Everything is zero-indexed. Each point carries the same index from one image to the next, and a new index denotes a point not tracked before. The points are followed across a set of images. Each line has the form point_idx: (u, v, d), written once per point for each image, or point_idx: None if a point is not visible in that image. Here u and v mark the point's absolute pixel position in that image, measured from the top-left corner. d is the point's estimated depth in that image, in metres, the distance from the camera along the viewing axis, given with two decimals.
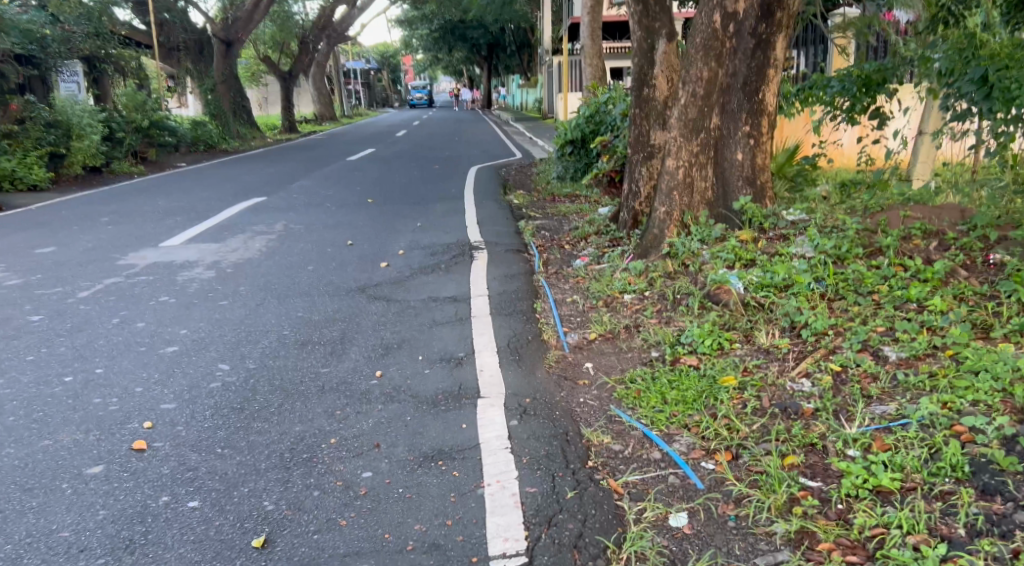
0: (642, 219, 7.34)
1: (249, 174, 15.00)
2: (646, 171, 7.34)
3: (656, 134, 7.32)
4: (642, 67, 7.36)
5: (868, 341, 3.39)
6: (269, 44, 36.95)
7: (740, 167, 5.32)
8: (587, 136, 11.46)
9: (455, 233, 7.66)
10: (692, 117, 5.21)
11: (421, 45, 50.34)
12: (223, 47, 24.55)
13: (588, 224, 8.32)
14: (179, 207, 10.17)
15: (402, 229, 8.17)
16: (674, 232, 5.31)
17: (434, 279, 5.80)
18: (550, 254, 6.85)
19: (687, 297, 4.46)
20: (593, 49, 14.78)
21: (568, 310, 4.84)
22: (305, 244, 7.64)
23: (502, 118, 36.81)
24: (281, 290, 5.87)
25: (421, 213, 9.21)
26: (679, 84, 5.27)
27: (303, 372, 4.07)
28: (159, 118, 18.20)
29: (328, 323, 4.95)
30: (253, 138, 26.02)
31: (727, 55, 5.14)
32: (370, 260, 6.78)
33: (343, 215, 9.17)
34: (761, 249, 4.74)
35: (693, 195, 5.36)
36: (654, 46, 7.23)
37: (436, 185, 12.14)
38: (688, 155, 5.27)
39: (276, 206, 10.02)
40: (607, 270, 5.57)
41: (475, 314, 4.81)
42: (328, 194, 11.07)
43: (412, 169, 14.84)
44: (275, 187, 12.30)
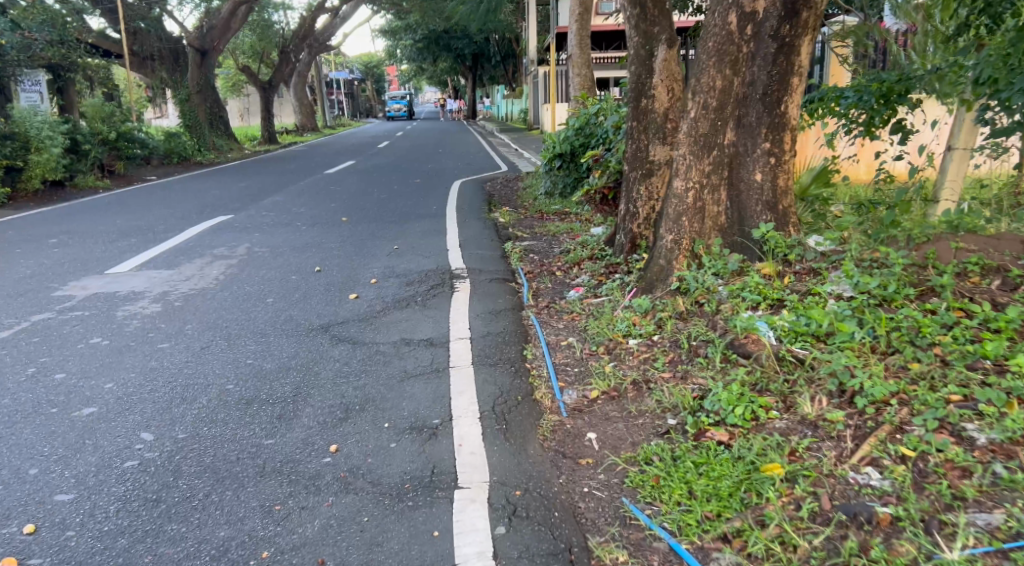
0: (641, 243, 6.64)
1: (220, 188, 14.21)
2: (645, 190, 6.67)
3: (656, 150, 6.64)
4: (640, 76, 6.71)
5: (947, 417, 2.70)
6: (249, 54, 36.13)
7: (759, 189, 4.62)
8: (576, 150, 10.81)
9: (435, 258, 6.94)
10: (703, 132, 4.57)
11: (405, 54, 49.63)
12: (199, 56, 23.71)
13: (580, 247, 7.62)
14: (136, 226, 9.37)
15: (377, 253, 7.43)
16: (683, 263, 4.66)
17: (408, 316, 5.06)
18: (540, 283, 6.13)
19: (706, 347, 3.75)
20: (582, 58, 14.16)
21: (563, 358, 4.13)
22: (269, 270, 6.89)
23: (487, 129, 36.24)
24: (233, 329, 5.12)
25: (399, 233, 8.48)
26: (688, 95, 4.64)
27: (242, 445, 3.32)
28: (128, 130, 17.34)
29: (281, 374, 4.21)
30: (230, 150, 25.20)
31: (743, 62, 4.49)
32: (339, 291, 6.04)
33: (314, 236, 8.42)
34: (790, 287, 4.06)
35: (704, 221, 4.69)
36: (653, 54, 6.63)
37: (416, 201, 11.42)
38: (699, 175, 4.63)
39: (243, 225, 9.25)
40: (606, 305, 4.88)
41: (455, 364, 4.08)
42: (301, 211, 10.32)
43: (392, 182, 14.08)
44: (245, 203, 11.53)
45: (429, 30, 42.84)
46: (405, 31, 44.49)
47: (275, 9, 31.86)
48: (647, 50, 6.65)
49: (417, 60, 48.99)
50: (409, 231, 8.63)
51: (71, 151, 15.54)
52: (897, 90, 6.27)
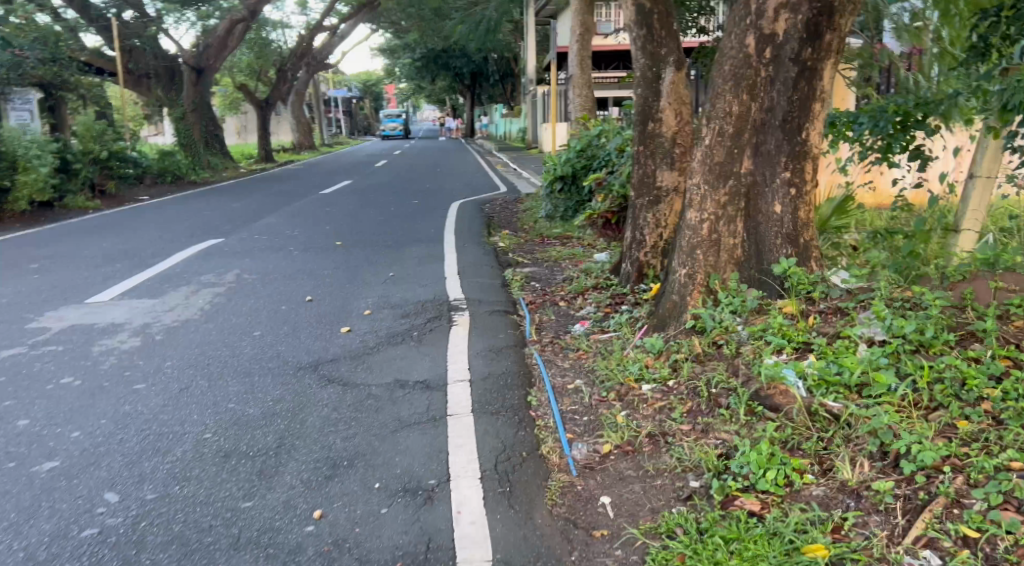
0: (648, 272, 6.41)
1: (212, 209, 13.92)
2: (652, 217, 6.40)
3: (664, 176, 6.38)
4: (647, 99, 6.44)
5: (1013, 490, 2.40)
6: (246, 72, 36.06)
7: (779, 221, 4.33)
8: (577, 172, 10.55)
9: (432, 287, 6.64)
10: (718, 160, 4.34)
11: (402, 73, 49.63)
12: (195, 74, 23.51)
13: (583, 274, 7.33)
14: (123, 251, 9.06)
15: (371, 282, 7.12)
16: (698, 299, 4.37)
17: (403, 354, 4.74)
18: (543, 316, 5.82)
19: (728, 397, 3.44)
20: (582, 78, 13.92)
21: (570, 405, 3.81)
22: (257, 300, 6.59)
23: (485, 148, 36.12)
24: (215, 366, 4.80)
25: (395, 260, 8.18)
26: (703, 121, 4.39)
27: (215, 510, 3.00)
28: (120, 149, 17.08)
29: (264, 422, 3.88)
30: (225, 168, 24.95)
31: (762, 86, 4.23)
32: (330, 323, 5.72)
33: (306, 262, 8.12)
34: (816, 329, 3.76)
35: (720, 254, 4.40)
36: (660, 76, 6.37)
37: (413, 223, 11.14)
38: (714, 206, 4.37)
39: (233, 249, 8.94)
40: (615, 343, 4.58)
41: (453, 412, 3.76)
42: (294, 234, 10.02)
43: (389, 204, 13.81)
44: (237, 225, 11.23)
45: (427, 49, 42.90)
46: (403, 50, 44.48)
47: (273, 28, 31.79)
48: (654, 73, 6.40)
49: (415, 79, 48.96)
50: (405, 257, 8.33)
51: (61, 170, 15.27)
52: (916, 115, 6.01)
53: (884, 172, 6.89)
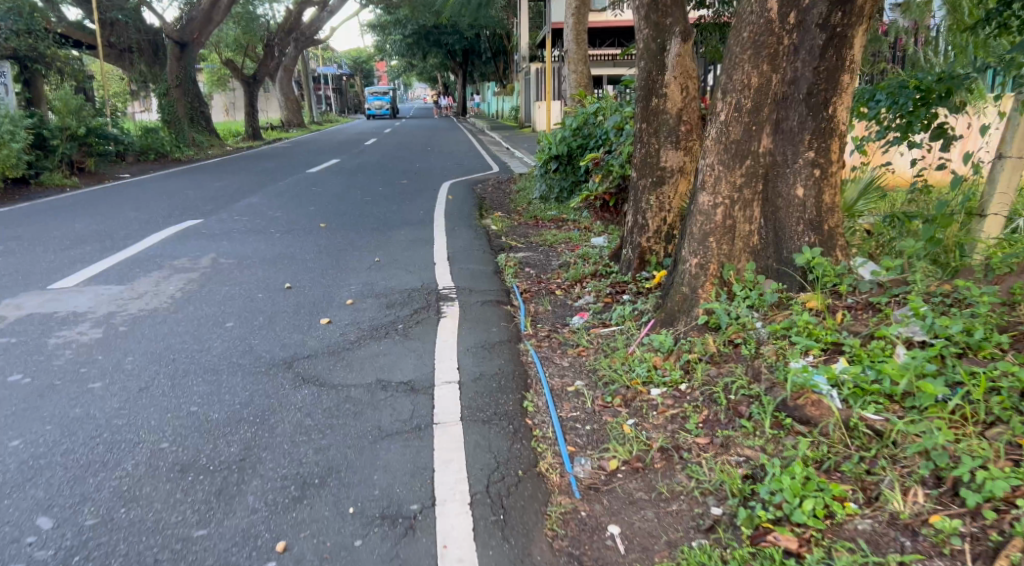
0: (650, 258, 6.02)
1: (193, 188, 13.39)
2: (655, 200, 6.00)
3: (666, 155, 5.95)
4: (650, 73, 5.99)
5: None
6: (233, 48, 35.29)
7: (801, 206, 3.92)
8: (573, 152, 10.11)
9: (420, 274, 6.23)
10: (734, 138, 3.87)
11: (393, 49, 48.79)
12: (178, 48, 22.84)
13: (580, 260, 6.94)
14: (95, 232, 8.59)
15: (355, 267, 6.69)
16: (711, 292, 3.97)
17: (386, 351, 4.33)
18: (538, 306, 5.41)
19: (749, 406, 3.05)
20: (578, 54, 13.43)
21: (571, 411, 3.41)
22: (233, 287, 6.16)
23: (478, 127, 35.60)
24: (180, 362, 4.38)
25: (382, 243, 7.75)
26: (716, 94, 3.96)
27: (164, 540, 2.61)
28: (99, 125, 16.51)
29: (229, 428, 3.48)
30: (210, 146, 24.35)
31: (784, 55, 3.78)
32: (309, 313, 5.31)
33: (287, 246, 7.69)
34: (847, 328, 3.37)
35: (734, 242, 4.00)
36: (665, 48, 5.92)
37: (402, 205, 10.71)
38: (729, 189, 3.93)
39: (211, 231, 8.48)
40: (618, 339, 4.18)
41: (439, 420, 3.35)
42: (276, 216, 9.57)
43: (376, 184, 13.33)
44: (217, 205, 10.77)
45: (418, 25, 42.20)
46: (394, 25, 43.67)
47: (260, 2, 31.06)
48: (658, 44, 5.94)
49: (406, 55, 48.16)
50: (393, 240, 7.90)
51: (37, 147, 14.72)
52: (938, 91, 5.60)
53: (890, 150, 6.49)
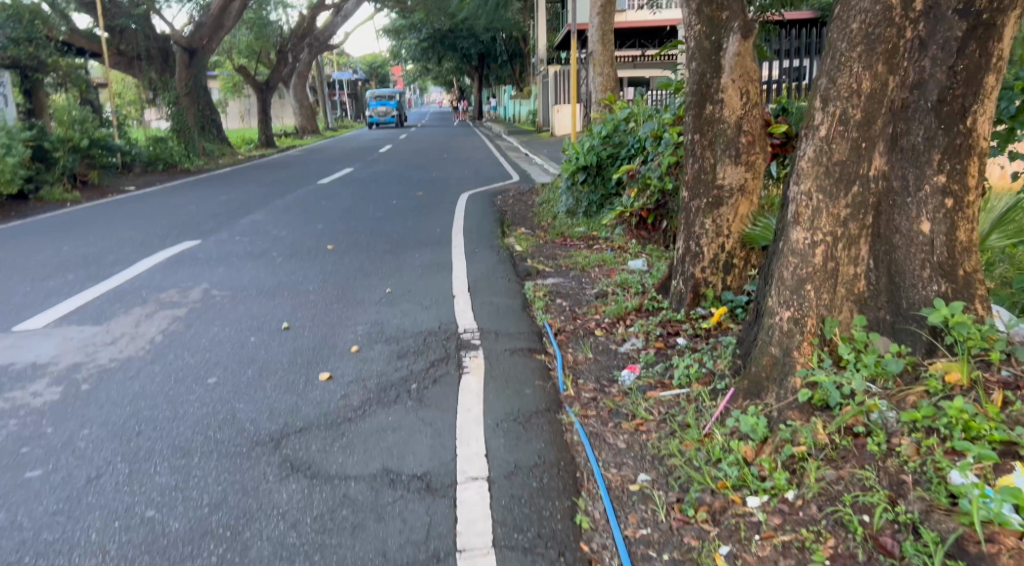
0: (706, 292, 5.16)
1: (197, 202, 12.64)
2: (711, 224, 5.16)
3: (723, 170, 5.11)
4: (704, 76, 5.19)
5: None
6: (247, 53, 34.80)
7: (928, 245, 3.04)
8: (603, 162, 9.29)
9: (437, 310, 5.44)
10: (840, 157, 3.06)
11: (409, 54, 48.04)
12: (187, 55, 22.22)
13: (619, 288, 6.14)
14: (82, 256, 7.85)
15: (364, 301, 5.88)
16: (810, 354, 3.12)
17: (396, 424, 3.50)
18: (577, 354, 4.56)
19: (897, 539, 2.24)
20: (604, 56, 12.47)
21: (639, 529, 2.58)
22: (224, 327, 5.36)
23: (495, 131, 34.95)
24: (144, 438, 3.57)
25: (394, 269, 6.94)
26: (815, 102, 3.15)
27: None
28: (103, 136, 15.87)
29: (189, 548, 2.66)
30: (221, 154, 23.73)
31: (905, 52, 2.96)
32: (308, 365, 4.50)
33: (290, 273, 6.91)
34: (1017, 418, 2.50)
35: (837, 289, 3.15)
36: (721, 46, 5.10)
37: (417, 220, 9.93)
38: (832, 223, 3.10)
39: (208, 256, 7.69)
40: (686, 412, 3.35)
41: (465, 544, 2.52)
42: (280, 235, 8.81)
43: (390, 197, 12.52)
44: (219, 222, 10.04)
45: (434, 28, 41.67)
46: (409, 29, 42.96)
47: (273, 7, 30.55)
48: (714, 42, 5.12)
49: (422, 59, 47.41)
50: (407, 265, 7.09)
51: (36, 160, 14.09)
52: None
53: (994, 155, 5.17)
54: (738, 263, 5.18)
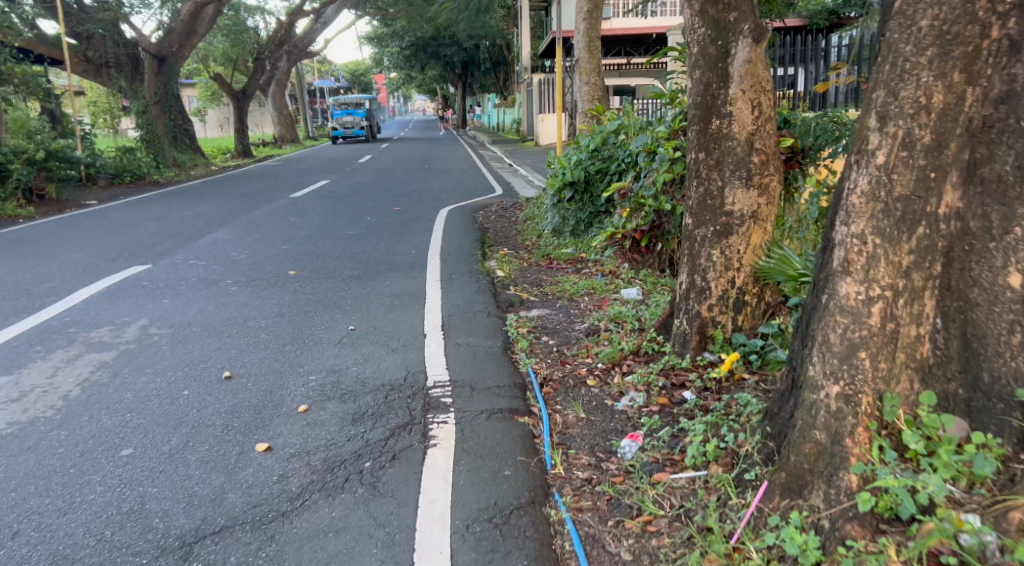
0: (714, 333, 4.49)
1: (157, 219, 11.83)
2: (720, 255, 4.49)
3: (733, 194, 4.45)
4: (710, 86, 4.56)
5: None
6: (223, 60, 34.03)
7: (1017, 303, 2.31)
8: (592, 178, 8.67)
9: (405, 355, 4.74)
10: (905, 190, 2.40)
11: (391, 61, 47.17)
12: (156, 63, 21.28)
13: (611, 323, 5.49)
14: (13, 286, 7.06)
15: (323, 342, 5.15)
16: (866, 441, 2.45)
17: (341, 524, 2.80)
18: (567, 414, 3.87)
19: None
20: (590, 65, 11.92)
21: None
22: (156, 376, 4.61)
23: (478, 140, 34.38)
24: (22, 542, 2.84)
25: (361, 300, 6.22)
26: (868, 119, 2.48)
27: None
28: (61, 147, 15.02)
29: None
30: (194, 165, 22.90)
31: (988, 55, 2.29)
32: (245, 431, 3.77)
33: (242, 305, 6.18)
34: None
35: (897, 355, 2.47)
36: (728, 52, 4.48)
37: (391, 240, 9.24)
38: (891, 273, 2.44)
39: (155, 285, 6.95)
40: (705, 512, 2.68)
41: None
42: (240, 259, 8.09)
43: (364, 212, 11.77)
44: (177, 243, 9.28)
45: (417, 36, 41.15)
46: (391, 36, 42.18)
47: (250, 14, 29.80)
48: (721, 47, 4.50)
49: (404, 66, 46.54)
50: (375, 295, 6.37)
51: None
52: None
53: None
54: (750, 300, 4.51)
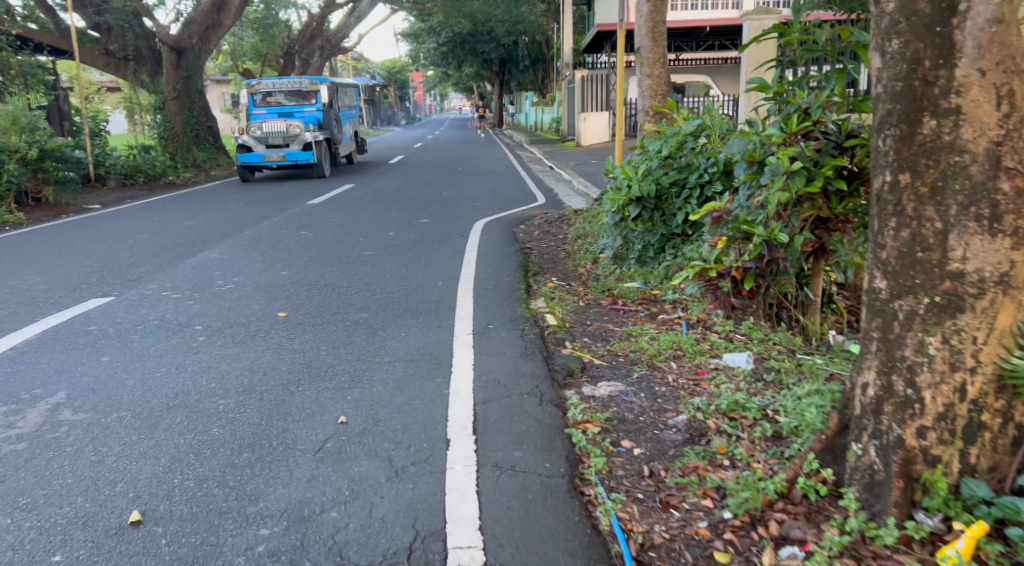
0: (931, 477, 2.68)
1: (151, 230, 10.29)
2: (940, 346, 2.67)
3: (963, 243, 2.64)
4: (921, 65, 2.72)
5: None
6: (253, 56, 32.74)
7: None
8: (664, 192, 6.93)
9: (416, 490, 3.01)
10: None
11: (427, 57, 45.53)
12: (175, 56, 19.78)
13: (726, 423, 3.74)
14: None
15: (295, 451, 3.46)
16: None
17: None
18: None
19: None
20: (655, 54, 10.11)
21: None
22: (28, 516, 2.95)
23: (516, 140, 32.77)
24: None
25: (363, 367, 4.51)
26: None
27: None
28: (58, 146, 13.70)
29: None
30: (216, 165, 21.51)
31: None
32: None
33: (203, 370, 4.52)
34: None
35: None
36: (956, 6, 2.63)
37: (415, 265, 7.59)
38: None
39: (104, 331, 5.32)
40: None
41: None
42: (223, 291, 6.46)
43: (386, 226, 10.12)
44: (158, 266, 7.68)
45: (454, 32, 39.60)
46: (427, 31, 40.61)
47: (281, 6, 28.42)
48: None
49: (441, 63, 44.85)
50: (382, 358, 4.68)
51: None
52: None
53: None
54: (991, 424, 2.67)
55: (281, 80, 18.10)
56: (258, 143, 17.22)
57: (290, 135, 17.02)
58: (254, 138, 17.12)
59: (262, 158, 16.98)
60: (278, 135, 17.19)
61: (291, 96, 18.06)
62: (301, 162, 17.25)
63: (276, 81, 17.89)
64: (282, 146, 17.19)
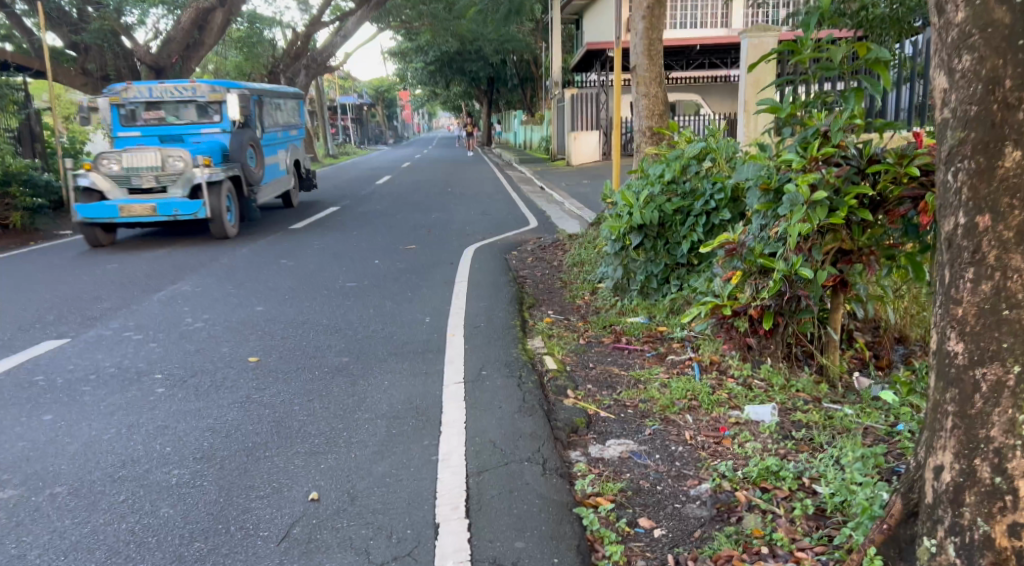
0: None
1: (122, 259, 9.74)
2: None
3: None
4: (1000, 87, 2.25)
5: None
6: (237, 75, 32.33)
7: None
8: (668, 220, 6.47)
9: None
10: None
11: (415, 76, 45.27)
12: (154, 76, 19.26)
13: (757, 496, 3.25)
14: None
15: (255, 539, 2.94)
16: None
17: None
18: None
19: None
20: (650, 72, 9.67)
21: None
22: None
23: (506, 159, 32.41)
24: None
25: (339, 427, 3.99)
26: None
27: None
28: (27, 171, 13.11)
29: None
30: None
31: None
32: None
33: (158, 432, 3.99)
34: None
35: None
36: None
37: (401, 298, 7.08)
38: None
39: (51, 382, 4.78)
40: None
41: None
42: (190, 333, 5.92)
43: (372, 254, 9.63)
44: (124, 301, 7.14)
45: (442, 51, 39.37)
46: (415, 50, 40.39)
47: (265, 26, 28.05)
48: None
49: (429, 82, 44.47)
50: (361, 414, 4.15)
51: None
52: None
53: None
54: None
55: (164, 84, 11.74)
56: (119, 187, 10.61)
57: (167, 173, 10.59)
58: (112, 177, 10.62)
59: (115, 208, 10.37)
60: (151, 175, 10.79)
61: (179, 110, 11.91)
62: (186, 213, 10.58)
63: (160, 90, 11.72)
64: (154, 192, 10.77)
